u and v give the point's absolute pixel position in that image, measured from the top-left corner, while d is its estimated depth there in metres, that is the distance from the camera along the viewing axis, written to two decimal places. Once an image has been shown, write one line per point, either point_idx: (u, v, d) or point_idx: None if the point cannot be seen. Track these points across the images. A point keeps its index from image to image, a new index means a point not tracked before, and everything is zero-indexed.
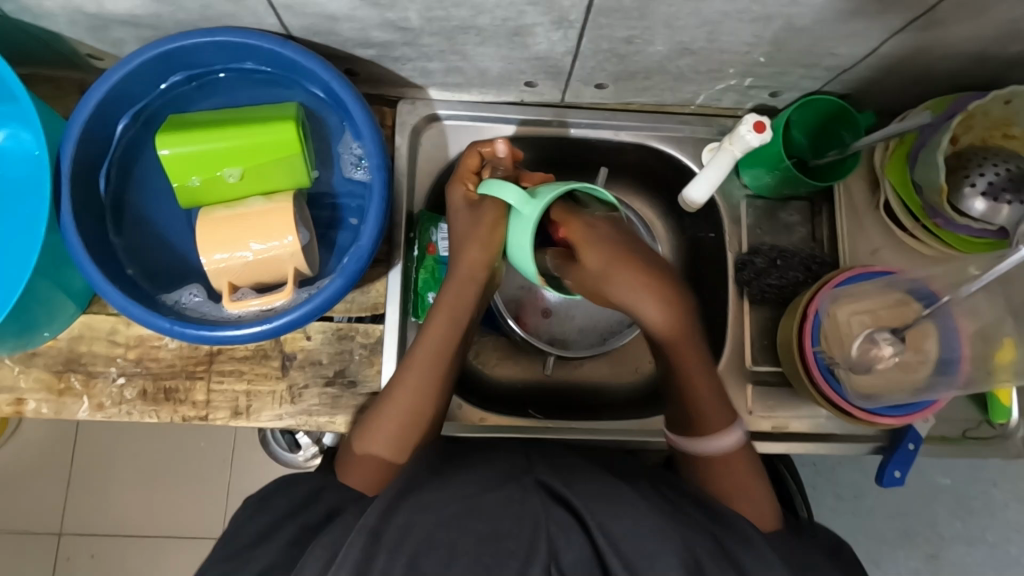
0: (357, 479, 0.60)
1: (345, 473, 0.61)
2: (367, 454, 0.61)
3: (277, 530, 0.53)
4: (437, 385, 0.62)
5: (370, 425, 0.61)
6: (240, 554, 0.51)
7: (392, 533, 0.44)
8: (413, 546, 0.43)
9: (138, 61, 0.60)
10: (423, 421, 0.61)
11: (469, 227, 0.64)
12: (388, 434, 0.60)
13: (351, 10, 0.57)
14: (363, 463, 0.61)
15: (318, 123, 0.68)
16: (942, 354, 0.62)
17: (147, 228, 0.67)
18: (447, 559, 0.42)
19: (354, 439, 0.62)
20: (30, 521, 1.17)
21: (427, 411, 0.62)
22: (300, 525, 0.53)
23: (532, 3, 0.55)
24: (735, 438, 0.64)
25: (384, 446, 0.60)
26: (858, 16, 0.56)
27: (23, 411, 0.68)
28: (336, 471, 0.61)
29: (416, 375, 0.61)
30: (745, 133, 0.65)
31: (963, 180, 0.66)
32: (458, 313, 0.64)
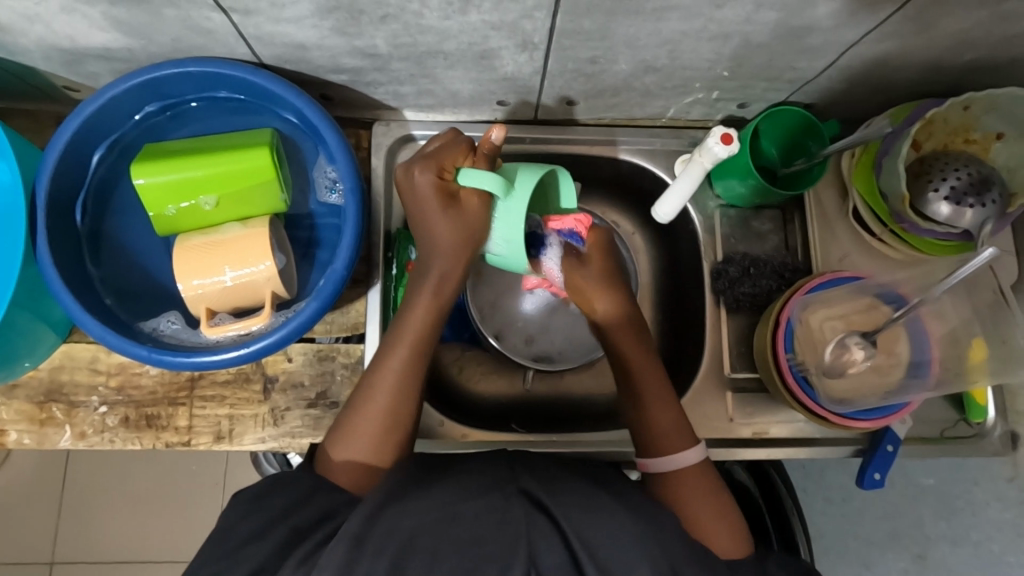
0: (342, 474, 0.59)
1: (329, 471, 0.59)
2: (353, 457, 0.59)
3: (267, 531, 0.50)
4: (414, 381, 0.62)
5: (352, 423, 0.60)
6: (228, 554, 0.49)
7: (375, 538, 0.44)
8: (397, 548, 0.44)
9: (112, 93, 0.61)
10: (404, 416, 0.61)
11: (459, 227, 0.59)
12: (376, 431, 0.60)
13: (320, 39, 0.58)
14: (350, 464, 0.59)
15: (293, 148, 0.69)
16: (913, 356, 0.65)
17: (125, 257, 0.67)
18: (430, 561, 0.44)
19: (334, 442, 0.60)
20: (21, 551, 1.16)
21: (407, 413, 0.61)
22: (290, 527, 0.50)
23: (494, 28, 0.56)
24: (695, 457, 0.62)
25: (367, 446, 0.59)
26: (812, 32, 0.58)
27: (5, 442, 0.68)
28: (317, 468, 0.59)
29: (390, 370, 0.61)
30: (713, 145, 0.66)
31: (926, 185, 0.67)
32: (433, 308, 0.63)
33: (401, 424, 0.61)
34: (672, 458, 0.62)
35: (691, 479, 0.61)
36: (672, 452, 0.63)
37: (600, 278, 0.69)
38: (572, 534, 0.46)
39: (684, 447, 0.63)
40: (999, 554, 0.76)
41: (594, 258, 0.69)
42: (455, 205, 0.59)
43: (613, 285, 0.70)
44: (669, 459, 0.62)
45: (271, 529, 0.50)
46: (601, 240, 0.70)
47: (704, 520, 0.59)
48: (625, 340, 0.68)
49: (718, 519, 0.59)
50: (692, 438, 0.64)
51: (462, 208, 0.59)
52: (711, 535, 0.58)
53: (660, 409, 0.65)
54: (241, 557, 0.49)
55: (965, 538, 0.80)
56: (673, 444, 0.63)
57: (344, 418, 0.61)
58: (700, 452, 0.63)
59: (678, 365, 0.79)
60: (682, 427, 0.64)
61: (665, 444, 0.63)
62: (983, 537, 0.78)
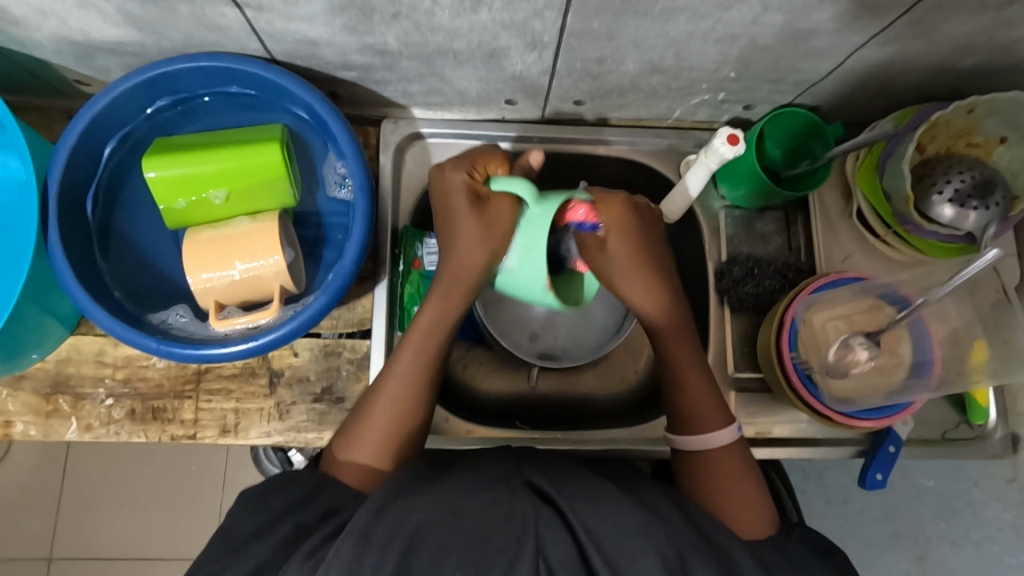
0: (348, 474, 0.59)
1: (335, 471, 0.60)
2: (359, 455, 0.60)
3: (270, 528, 0.51)
4: (423, 387, 0.63)
5: (360, 425, 0.61)
6: (233, 550, 0.50)
7: (382, 531, 0.45)
8: (406, 537, 0.44)
9: (124, 87, 0.61)
10: (412, 423, 0.62)
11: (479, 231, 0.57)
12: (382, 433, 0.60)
13: (330, 36, 0.59)
14: (355, 464, 0.59)
15: (302, 144, 0.69)
16: (915, 357, 0.65)
17: (134, 250, 0.68)
18: (437, 556, 0.43)
19: (339, 445, 0.61)
20: (20, 547, 1.16)
21: (416, 418, 0.62)
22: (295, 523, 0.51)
23: (505, 27, 0.57)
24: (730, 436, 0.63)
25: (372, 449, 0.60)
26: (818, 34, 0.59)
27: (11, 434, 0.68)
28: (324, 468, 0.60)
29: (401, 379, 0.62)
30: (719, 146, 0.67)
31: (930, 188, 0.68)
32: (439, 320, 0.63)
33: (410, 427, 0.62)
34: (710, 437, 0.62)
35: (723, 458, 0.62)
36: (705, 432, 0.63)
37: (628, 259, 0.62)
38: (578, 526, 0.46)
39: (716, 428, 0.63)
40: (999, 554, 0.82)
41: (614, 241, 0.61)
42: (481, 204, 0.59)
43: (654, 275, 0.64)
44: (703, 441, 0.62)
45: (275, 527, 0.51)
46: (620, 216, 0.62)
47: (732, 498, 0.60)
48: (668, 341, 0.65)
49: (744, 498, 0.60)
50: (726, 417, 0.64)
51: (488, 208, 0.58)
52: (734, 513, 0.60)
53: (695, 393, 0.64)
54: (247, 549, 0.49)
55: (965, 539, 0.84)
56: (707, 424, 0.63)
57: (352, 422, 0.62)
58: (733, 432, 0.63)
59: None
60: (717, 407, 0.64)
61: (695, 426, 0.63)
62: (983, 537, 0.83)
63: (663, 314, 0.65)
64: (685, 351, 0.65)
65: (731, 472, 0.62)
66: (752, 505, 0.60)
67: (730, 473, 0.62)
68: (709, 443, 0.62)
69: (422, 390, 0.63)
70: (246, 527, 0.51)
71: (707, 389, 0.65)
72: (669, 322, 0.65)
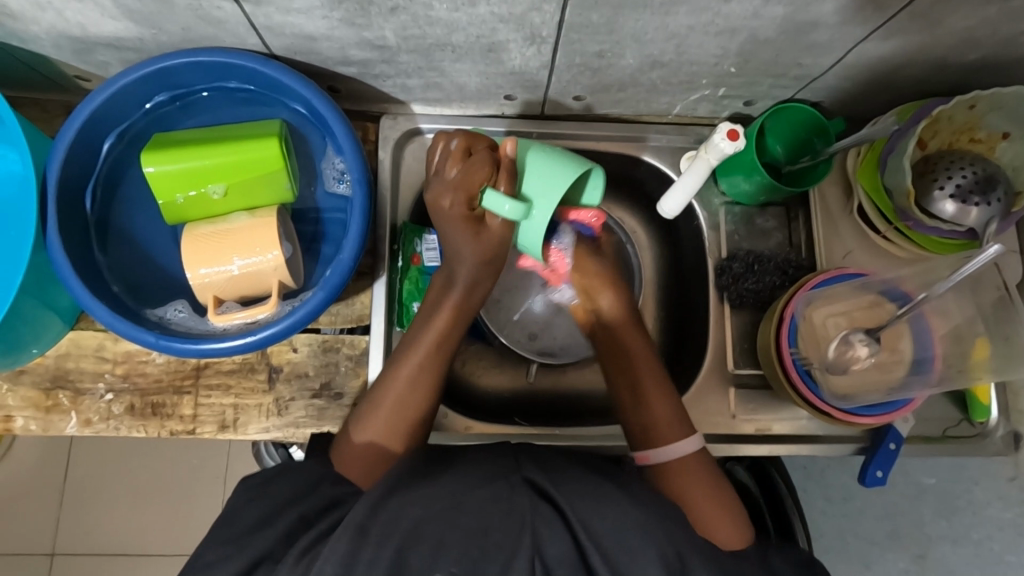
0: (357, 467, 0.59)
1: (345, 465, 0.59)
2: (368, 444, 0.60)
3: (274, 518, 0.51)
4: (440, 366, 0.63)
5: (370, 412, 0.61)
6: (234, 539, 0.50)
7: (379, 526, 0.45)
8: (403, 533, 0.44)
9: (123, 82, 0.61)
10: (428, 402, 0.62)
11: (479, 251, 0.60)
12: (394, 420, 0.61)
13: (329, 30, 0.59)
14: (363, 452, 0.60)
15: (301, 139, 0.69)
16: (916, 354, 0.65)
17: (134, 245, 0.68)
18: (433, 553, 0.43)
19: (356, 427, 0.61)
20: (22, 542, 1.16)
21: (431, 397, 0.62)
22: (297, 514, 0.51)
23: (503, 21, 0.57)
24: (691, 446, 0.63)
25: (388, 430, 0.60)
26: (820, 27, 0.58)
27: (11, 428, 0.68)
28: (334, 460, 0.60)
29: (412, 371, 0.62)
30: (719, 141, 0.66)
31: (931, 184, 0.67)
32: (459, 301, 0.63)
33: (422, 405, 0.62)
34: (670, 448, 0.62)
35: (687, 469, 0.62)
36: (669, 441, 0.63)
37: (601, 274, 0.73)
38: (577, 523, 0.47)
39: (676, 438, 0.63)
40: (1000, 553, 0.80)
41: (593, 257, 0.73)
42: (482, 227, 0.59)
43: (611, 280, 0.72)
44: (667, 449, 0.62)
45: (279, 516, 0.51)
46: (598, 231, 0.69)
47: (697, 511, 0.60)
48: (625, 338, 0.70)
49: (716, 508, 0.60)
50: (686, 428, 0.64)
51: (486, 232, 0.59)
52: (711, 524, 0.59)
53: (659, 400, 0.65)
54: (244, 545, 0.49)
55: (966, 538, 0.82)
56: (670, 435, 0.63)
57: (362, 410, 0.62)
58: (696, 441, 0.63)
59: (680, 361, 0.79)
60: (675, 419, 0.64)
61: (660, 433, 0.63)
62: (983, 536, 0.81)
63: (619, 315, 0.71)
64: (642, 355, 0.68)
65: (700, 478, 0.61)
66: (724, 519, 0.59)
67: (697, 481, 0.61)
68: (675, 450, 0.62)
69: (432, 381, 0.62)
70: (246, 518, 0.52)
71: (665, 395, 0.65)
72: (623, 322, 0.71)
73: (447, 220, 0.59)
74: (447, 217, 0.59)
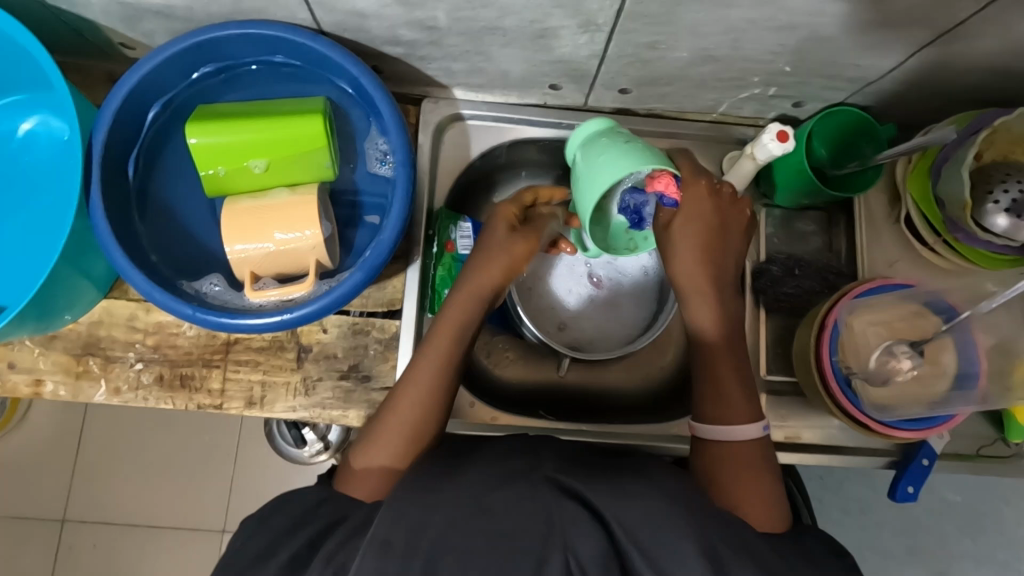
0: (357, 488, 0.60)
1: (347, 485, 0.60)
2: (367, 470, 0.60)
3: (277, 546, 0.51)
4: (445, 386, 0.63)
5: (373, 435, 0.61)
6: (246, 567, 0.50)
7: (402, 538, 0.44)
8: (427, 548, 0.43)
9: (171, 50, 0.61)
10: (432, 421, 0.62)
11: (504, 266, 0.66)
12: (395, 442, 0.60)
13: (382, 7, 0.58)
14: (365, 477, 0.60)
15: (343, 119, 0.69)
16: (961, 368, 0.63)
17: (170, 216, 0.67)
18: (462, 558, 0.42)
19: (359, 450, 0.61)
20: (36, 506, 1.17)
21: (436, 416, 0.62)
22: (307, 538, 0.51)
23: (560, 6, 0.55)
24: (756, 432, 0.61)
25: (389, 453, 0.60)
26: (885, 28, 0.57)
27: (41, 393, 0.68)
28: (337, 483, 0.61)
29: (416, 390, 0.62)
30: (768, 141, 0.64)
31: (986, 196, 0.64)
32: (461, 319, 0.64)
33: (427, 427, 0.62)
34: (728, 428, 0.61)
35: (741, 453, 0.61)
36: (726, 421, 0.61)
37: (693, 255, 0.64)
38: (612, 520, 0.46)
39: (742, 420, 0.61)
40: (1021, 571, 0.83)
41: (684, 244, 0.63)
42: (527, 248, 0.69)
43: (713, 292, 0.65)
44: (723, 430, 0.61)
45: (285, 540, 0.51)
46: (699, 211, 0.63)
47: (744, 493, 0.59)
48: (714, 362, 0.64)
49: (762, 494, 0.59)
50: (753, 413, 0.62)
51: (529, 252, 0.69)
52: (747, 508, 0.58)
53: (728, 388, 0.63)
54: None
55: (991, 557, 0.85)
56: (732, 416, 0.61)
57: (364, 434, 0.62)
58: (759, 428, 0.61)
59: None
60: (747, 397, 0.63)
61: (720, 415, 0.62)
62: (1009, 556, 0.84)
63: (717, 334, 0.64)
64: (727, 361, 0.64)
65: (748, 462, 0.60)
66: (761, 508, 0.58)
67: (745, 466, 0.60)
68: (736, 433, 0.61)
69: (438, 404, 0.62)
70: (252, 550, 0.51)
71: (741, 385, 0.63)
72: (722, 340, 0.64)
73: (483, 258, 0.66)
74: (484, 256, 0.66)
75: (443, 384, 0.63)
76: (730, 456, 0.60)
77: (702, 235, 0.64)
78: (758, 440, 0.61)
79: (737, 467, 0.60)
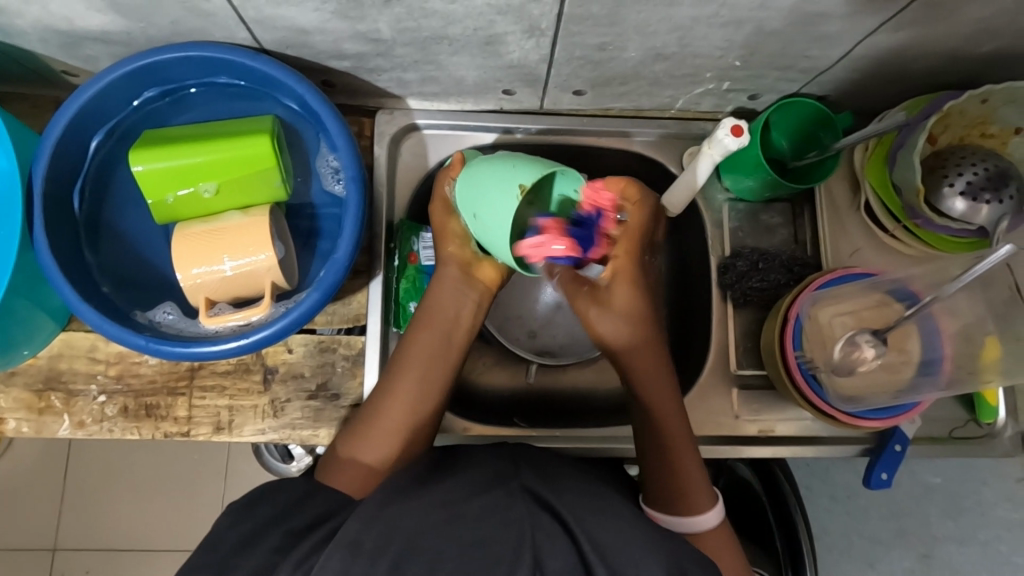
0: (341, 482, 0.59)
1: (328, 477, 0.60)
2: (352, 463, 0.60)
3: (259, 537, 0.49)
4: (433, 382, 0.63)
5: (360, 431, 0.61)
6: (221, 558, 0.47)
7: (372, 539, 0.43)
8: (397, 548, 0.42)
9: (110, 77, 0.60)
10: (417, 423, 0.62)
11: (455, 286, 0.65)
12: (382, 445, 0.60)
13: (322, 23, 0.57)
14: (348, 469, 0.60)
15: (295, 136, 0.68)
16: (924, 354, 0.63)
17: (125, 245, 0.67)
18: (431, 562, 0.42)
19: (342, 444, 0.61)
20: (23, 538, 1.16)
21: (424, 412, 0.62)
22: (284, 531, 0.49)
23: (501, 13, 0.55)
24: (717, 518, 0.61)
25: (371, 451, 0.60)
26: (829, 18, 0.56)
27: (3, 431, 0.67)
28: (317, 475, 0.60)
29: (394, 412, 0.61)
30: (723, 137, 0.64)
31: (941, 180, 0.65)
32: (444, 313, 0.65)
33: (419, 427, 0.62)
34: (694, 521, 0.60)
35: (713, 541, 0.60)
36: (693, 511, 0.60)
37: (632, 312, 0.63)
38: (581, 535, 0.45)
39: (705, 508, 0.60)
40: None
41: (618, 295, 0.62)
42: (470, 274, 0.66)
43: (631, 314, 0.62)
44: (689, 520, 0.60)
45: (265, 533, 0.49)
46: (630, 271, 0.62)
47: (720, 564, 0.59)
48: (634, 364, 0.63)
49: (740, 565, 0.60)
50: (712, 497, 0.62)
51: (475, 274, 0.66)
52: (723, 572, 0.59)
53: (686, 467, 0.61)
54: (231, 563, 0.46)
55: (972, 538, 0.81)
56: (698, 503, 0.60)
57: (353, 427, 0.62)
58: (718, 515, 0.61)
59: (681, 360, 0.77)
60: (704, 488, 0.61)
61: (685, 502, 0.60)
62: (991, 537, 0.79)
63: (625, 341, 0.62)
64: (660, 396, 0.62)
65: (722, 542, 0.61)
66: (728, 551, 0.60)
67: (719, 546, 0.60)
68: (700, 523, 0.60)
69: (415, 420, 0.62)
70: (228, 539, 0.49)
71: (694, 456, 0.62)
72: (633, 348, 0.62)
73: (443, 271, 0.66)
74: (441, 270, 0.66)
75: (422, 403, 0.62)
76: (703, 541, 0.60)
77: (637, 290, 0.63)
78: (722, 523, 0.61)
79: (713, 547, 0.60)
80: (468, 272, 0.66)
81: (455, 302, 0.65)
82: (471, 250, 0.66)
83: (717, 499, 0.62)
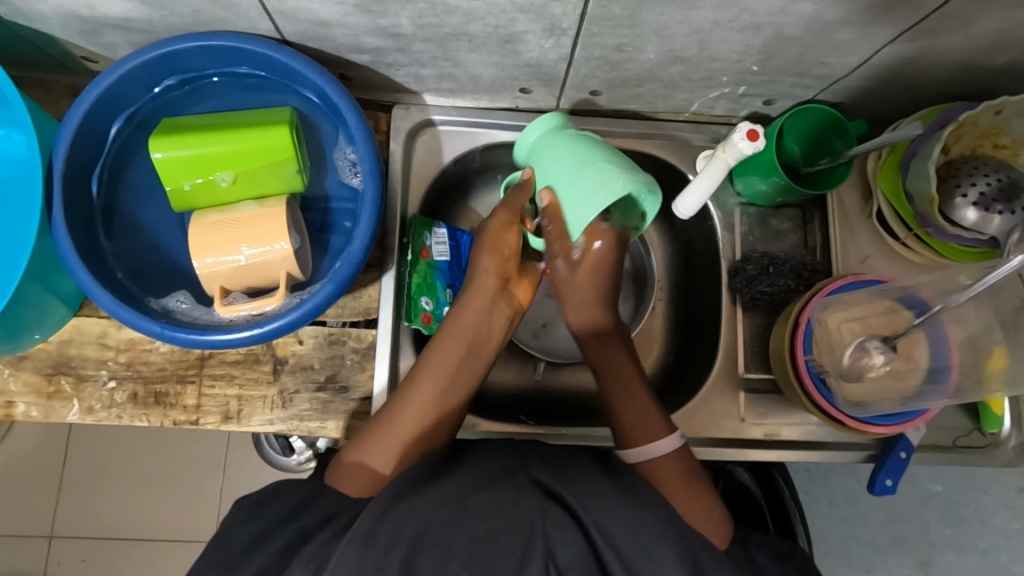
0: (346, 484, 0.56)
1: (335, 480, 0.57)
2: (361, 462, 0.57)
3: (269, 536, 0.49)
4: (461, 386, 0.62)
5: (371, 432, 0.59)
6: (227, 561, 0.47)
7: (386, 532, 0.43)
8: (410, 541, 0.43)
9: (131, 64, 0.60)
10: (440, 430, 0.60)
11: (488, 290, 0.64)
12: (398, 453, 0.58)
13: (344, 16, 0.57)
14: (357, 471, 0.57)
15: (311, 128, 0.68)
16: (932, 362, 0.63)
17: (140, 232, 0.67)
18: (443, 557, 0.42)
19: (351, 447, 0.59)
20: (21, 525, 1.16)
21: (448, 420, 0.60)
22: (292, 530, 0.49)
23: (522, 11, 0.55)
24: (673, 443, 0.61)
25: (386, 454, 0.58)
26: (849, 26, 0.57)
27: (12, 414, 0.67)
28: (327, 478, 0.58)
29: (419, 410, 0.59)
30: (738, 141, 0.64)
31: (953, 190, 0.66)
32: (477, 318, 0.63)
33: (442, 432, 0.60)
34: (647, 449, 0.61)
35: (669, 467, 0.60)
36: (645, 441, 0.61)
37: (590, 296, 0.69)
38: (590, 524, 0.46)
39: (660, 438, 0.61)
40: (1007, 563, 0.80)
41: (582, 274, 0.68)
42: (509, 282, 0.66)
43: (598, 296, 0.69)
44: (646, 449, 0.61)
45: (275, 531, 0.49)
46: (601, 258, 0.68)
47: (687, 509, 0.57)
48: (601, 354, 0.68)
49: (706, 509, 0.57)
50: (668, 426, 0.63)
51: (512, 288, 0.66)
52: (701, 521, 0.56)
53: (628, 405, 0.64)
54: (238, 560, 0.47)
55: (971, 546, 0.83)
56: (650, 433, 0.62)
57: (367, 430, 0.59)
58: (677, 439, 0.62)
59: (688, 361, 0.78)
60: (657, 418, 0.63)
61: (638, 434, 0.62)
62: (990, 546, 0.81)
63: (596, 326, 0.69)
64: (631, 391, 0.65)
65: (681, 474, 0.60)
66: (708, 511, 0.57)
67: (676, 479, 0.59)
68: (653, 450, 0.61)
69: (439, 427, 0.60)
70: (235, 541, 0.49)
71: (649, 399, 0.65)
72: (601, 335, 0.69)
73: (481, 278, 0.65)
74: (479, 280, 0.65)
75: (443, 419, 0.60)
76: (658, 474, 0.60)
77: (597, 266, 0.68)
78: (679, 450, 0.61)
79: (677, 483, 0.59)
80: (505, 285, 0.65)
81: (488, 311, 0.64)
82: (512, 264, 0.66)
83: (674, 426, 0.63)
